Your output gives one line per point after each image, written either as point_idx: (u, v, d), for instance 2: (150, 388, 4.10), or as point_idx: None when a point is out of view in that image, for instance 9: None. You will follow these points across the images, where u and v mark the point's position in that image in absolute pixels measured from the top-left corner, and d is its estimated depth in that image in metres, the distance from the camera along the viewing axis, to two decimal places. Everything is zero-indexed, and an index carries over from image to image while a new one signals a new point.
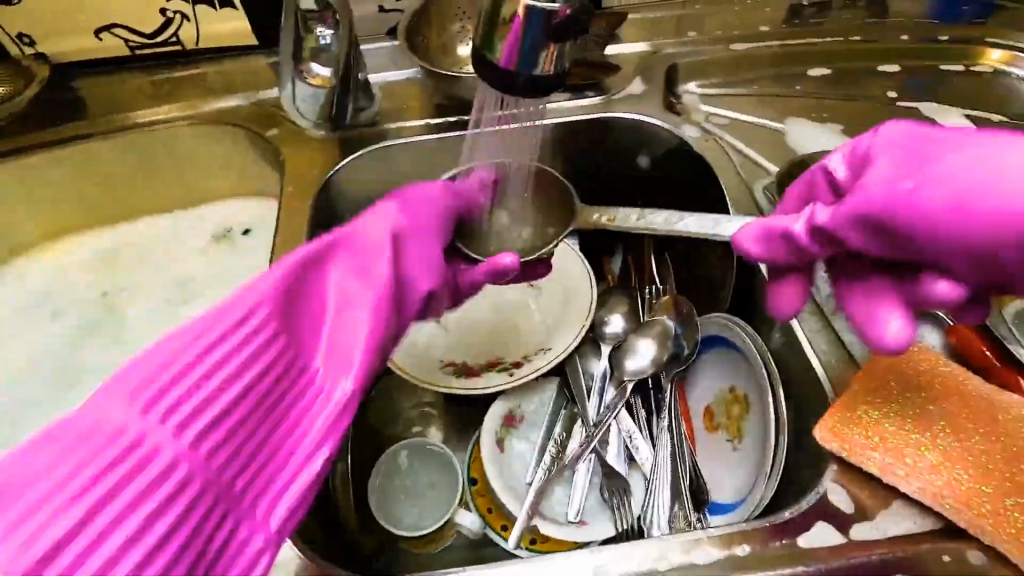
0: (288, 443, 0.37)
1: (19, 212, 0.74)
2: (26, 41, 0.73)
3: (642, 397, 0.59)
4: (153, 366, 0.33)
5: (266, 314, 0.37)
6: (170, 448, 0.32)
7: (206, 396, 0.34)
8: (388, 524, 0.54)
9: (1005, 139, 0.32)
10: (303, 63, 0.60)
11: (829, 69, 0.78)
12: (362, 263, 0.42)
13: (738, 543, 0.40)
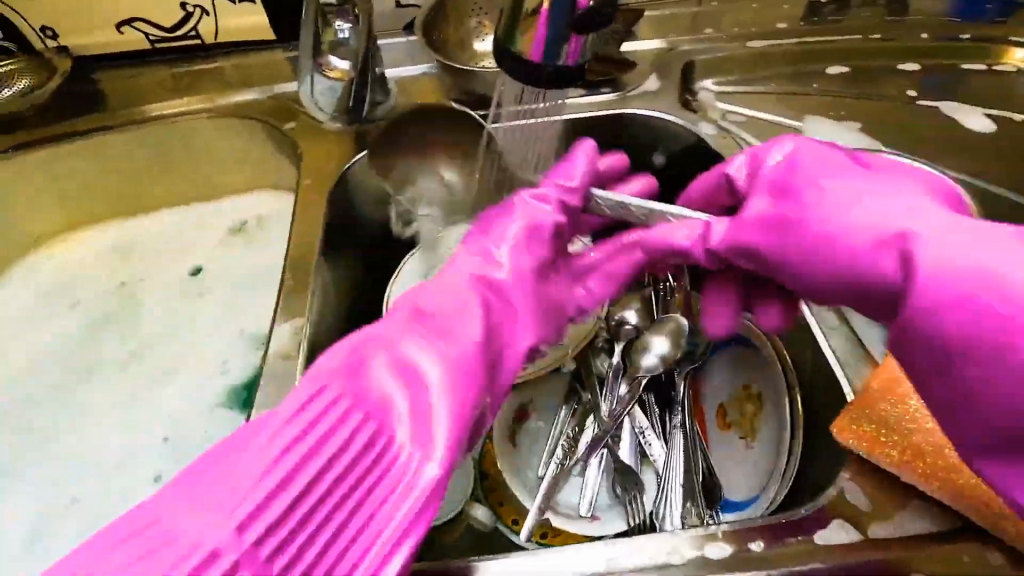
0: (365, 525, 0.36)
1: (40, 202, 0.75)
2: (49, 33, 0.74)
3: (656, 394, 0.59)
4: (234, 482, 0.36)
5: (343, 398, 0.40)
6: (233, 551, 0.33)
7: (284, 493, 0.35)
8: None
9: (870, 189, 0.41)
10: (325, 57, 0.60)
11: (847, 67, 0.77)
12: (444, 333, 0.44)
13: (751, 539, 0.40)
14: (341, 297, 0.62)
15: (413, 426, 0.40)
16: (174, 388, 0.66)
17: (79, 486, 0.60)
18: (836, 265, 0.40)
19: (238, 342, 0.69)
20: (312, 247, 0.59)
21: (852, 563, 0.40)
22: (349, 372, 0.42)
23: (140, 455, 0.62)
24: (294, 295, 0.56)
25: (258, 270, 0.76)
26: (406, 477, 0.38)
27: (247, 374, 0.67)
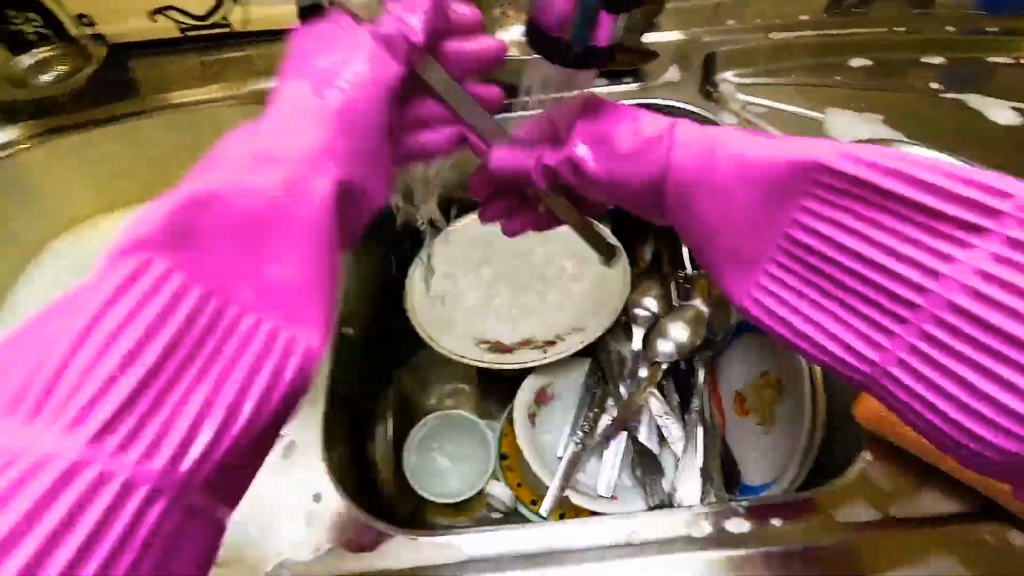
0: (217, 397, 0.31)
1: (75, 185, 0.77)
2: (85, 22, 0.76)
3: (675, 380, 0.59)
4: (27, 372, 0.28)
5: (155, 260, 0.31)
6: (72, 454, 0.27)
7: (102, 382, 0.28)
8: (422, 490, 0.56)
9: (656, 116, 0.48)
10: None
11: (869, 60, 0.77)
12: (283, 181, 0.35)
13: (772, 515, 0.41)
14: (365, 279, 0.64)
15: (258, 290, 0.33)
16: None
17: None
18: (646, 168, 0.45)
19: None
20: None
21: (869, 539, 0.40)
22: (165, 234, 0.32)
23: None
24: None
25: None
26: (256, 336, 0.32)
27: None
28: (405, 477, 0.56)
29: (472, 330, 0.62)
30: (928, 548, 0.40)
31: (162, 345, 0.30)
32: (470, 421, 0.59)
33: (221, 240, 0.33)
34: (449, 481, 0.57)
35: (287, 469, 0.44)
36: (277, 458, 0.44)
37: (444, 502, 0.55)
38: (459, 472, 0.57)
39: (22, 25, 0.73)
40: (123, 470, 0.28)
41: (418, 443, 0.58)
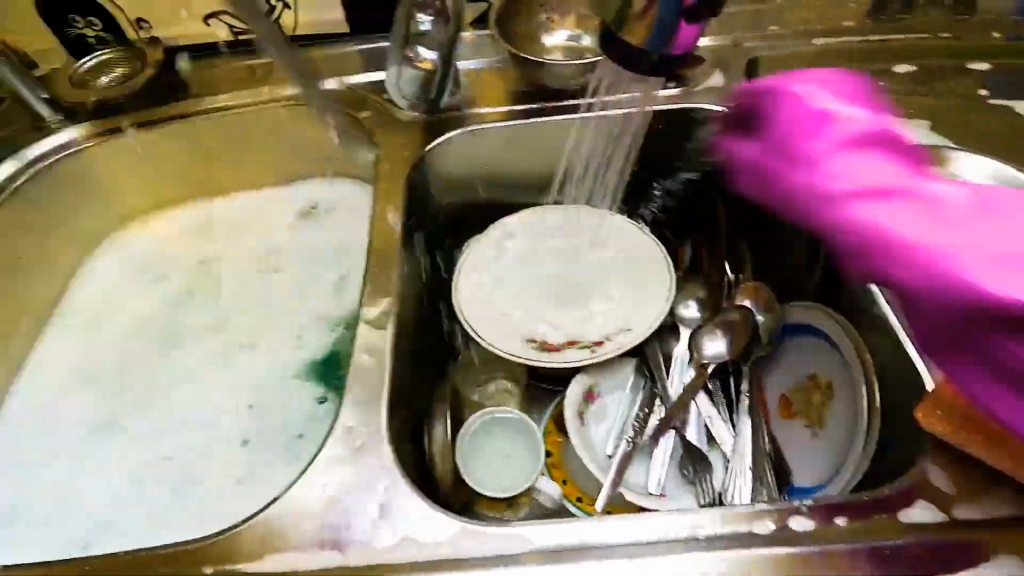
0: None
1: (129, 181, 0.79)
2: (144, 26, 0.80)
3: (721, 381, 0.60)
4: None
5: None
6: None
7: None
8: (476, 484, 0.56)
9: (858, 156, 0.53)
10: (415, 47, 0.64)
11: (914, 65, 0.77)
12: None
13: (836, 515, 0.41)
14: (418, 277, 0.65)
15: None
16: (256, 359, 0.69)
17: (171, 445, 0.63)
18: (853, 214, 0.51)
19: (316, 320, 0.72)
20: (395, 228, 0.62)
21: (934, 540, 0.41)
22: None
23: (229, 420, 0.65)
24: (380, 272, 0.58)
25: (332, 250, 0.78)
26: None
27: (330, 350, 0.69)
28: (458, 473, 0.58)
29: (520, 329, 0.63)
30: (992, 550, 0.40)
31: None
32: (510, 415, 0.60)
33: None
34: (502, 477, 0.58)
35: (357, 459, 0.45)
36: (346, 449, 0.46)
37: (499, 497, 0.56)
38: (509, 466, 0.59)
39: (84, 28, 0.78)
40: None
41: (465, 445, 0.59)
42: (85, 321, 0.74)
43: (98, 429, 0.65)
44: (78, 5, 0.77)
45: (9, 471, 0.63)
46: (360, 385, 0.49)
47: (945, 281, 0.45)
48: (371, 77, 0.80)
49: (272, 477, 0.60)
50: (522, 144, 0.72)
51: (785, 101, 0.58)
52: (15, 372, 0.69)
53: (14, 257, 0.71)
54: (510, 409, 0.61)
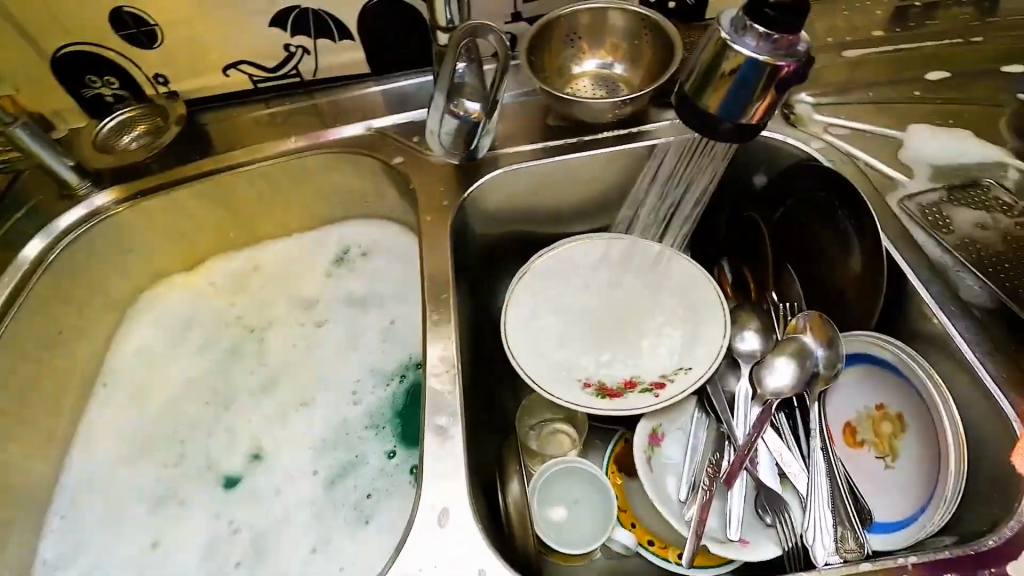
0: None
1: (162, 242, 0.78)
2: (161, 81, 0.77)
3: (787, 413, 0.60)
4: None
5: None
6: None
7: None
8: (564, 546, 0.56)
9: None
10: (458, 100, 0.64)
11: (947, 73, 0.76)
12: None
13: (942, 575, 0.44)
14: (469, 329, 0.64)
15: None
16: (311, 419, 0.69)
17: (239, 514, 0.63)
18: None
19: (367, 374, 0.71)
20: (446, 282, 0.61)
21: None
22: None
23: (293, 485, 0.64)
24: (440, 331, 0.57)
25: (373, 298, 0.78)
26: None
27: (385, 404, 0.69)
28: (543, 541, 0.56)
29: (576, 373, 0.63)
30: None
31: None
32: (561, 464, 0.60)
33: None
34: (577, 529, 0.58)
35: (448, 538, 0.45)
36: (435, 528, 0.46)
37: (589, 549, 0.56)
38: (579, 512, 0.59)
39: (101, 88, 0.76)
40: None
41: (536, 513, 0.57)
42: (132, 388, 0.73)
43: (161, 502, 0.65)
44: (94, 66, 0.74)
45: (78, 550, 0.63)
46: (439, 459, 0.49)
47: None
48: (396, 119, 0.79)
49: (343, 540, 0.60)
50: (561, 180, 0.72)
51: None
52: (68, 447, 0.69)
53: (57, 332, 0.70)
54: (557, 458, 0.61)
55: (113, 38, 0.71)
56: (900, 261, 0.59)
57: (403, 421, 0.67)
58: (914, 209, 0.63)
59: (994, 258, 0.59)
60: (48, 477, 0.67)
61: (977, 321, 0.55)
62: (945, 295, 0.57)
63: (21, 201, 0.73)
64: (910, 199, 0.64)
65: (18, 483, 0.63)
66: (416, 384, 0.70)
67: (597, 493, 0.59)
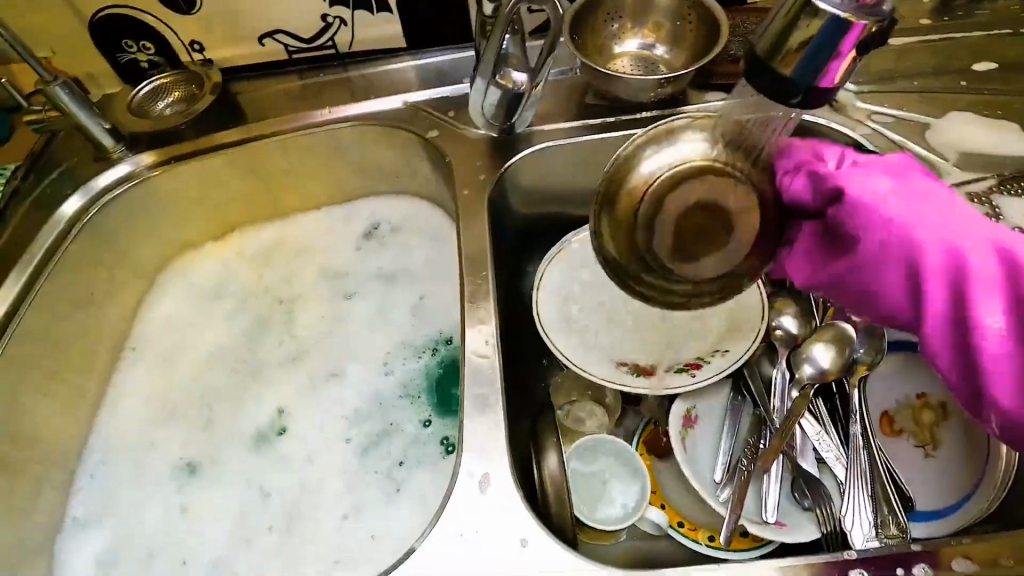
0: None
1: (192, 210, 0.78)
2: (196, 48, 0.77)
3: (824, 398, 0.59)
4: None
5: None
6: None
7: None
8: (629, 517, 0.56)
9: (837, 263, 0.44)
10: (504, 71, 0.63)
11: (995, 63, 0.75)
12: None
13: (999, 554, 0.42)
14: (502, 304, 0.64)
15: None
16: (341, 391, 0.68)
17: (267, 481, 0.63)
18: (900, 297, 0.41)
19: (398, 347, 0.71)
20: (484, 254, 0.60)
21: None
22: None
23: (324, 455, 0.64)
24: (476, 303, 0.57)
25: (404, 273, 0.77)
26: None
27: (416, 377, 0.68)
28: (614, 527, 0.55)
29: (609, 352, 0.62)
30: None
31: None
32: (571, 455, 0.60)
33: None
34: (623, 498, 0.57)
35: (488, 503, 0.45)
36: (476, 493, 0.45)
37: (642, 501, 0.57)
38: (614, 484, 0.58)
39: (137, 53, 0.76)
40: None
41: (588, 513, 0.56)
42: (162, 353, 0.73)
43: (190, 466, 0.65)
44: (131, 30, 0.74)
45: (107, 511, 0.63)
46: (478, 426, 0.48)
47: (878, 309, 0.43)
48: (431, 94, 0.78)
49: (372, 510, 0.60)
50: (599, 158, 0.71)
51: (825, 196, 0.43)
52: (97, 407, 0.69)
53: (89, 294, 0.70)
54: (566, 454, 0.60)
55: (152, 2, 0.71)
56: None
57: (433, 394, 0.67)
58: (962, 196, 0.60)
59: None
60: (79, 436, 0.67)
61: None
62: None
63: (55, 163, 0.73)
64: (963, 182, 0.62)
65: (47, 442, 0.63)
66: (446, 358, 0.69)
67: (612, 458, 0.60)
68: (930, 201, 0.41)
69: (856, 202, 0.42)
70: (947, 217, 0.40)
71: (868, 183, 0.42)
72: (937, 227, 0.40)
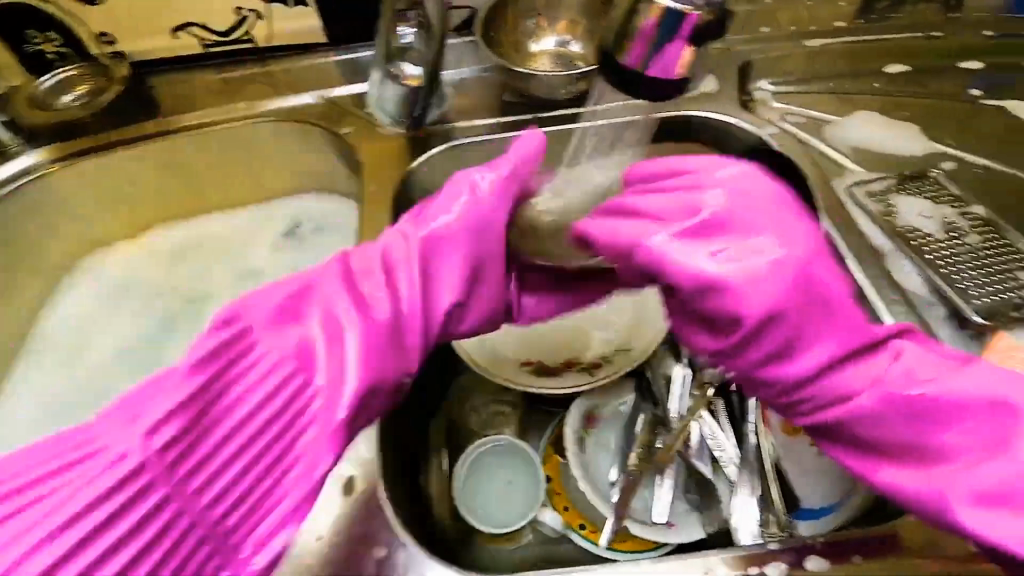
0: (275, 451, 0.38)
1: (100, 209, 0.75)
2: (106, 39, 0.74)
3: (724, 396, 0.57)
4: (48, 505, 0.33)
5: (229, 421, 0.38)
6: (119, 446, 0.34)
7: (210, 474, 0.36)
8: (534, 499, 0.56)
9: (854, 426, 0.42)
10: (400, 63, 0.63)
11: (907, 66, 0.75)
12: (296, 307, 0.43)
13: (852, 552, 0.43)
14: None
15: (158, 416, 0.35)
16: None
17: None
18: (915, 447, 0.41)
19: None
20: None
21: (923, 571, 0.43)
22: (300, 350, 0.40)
23: None
24: None
25: None
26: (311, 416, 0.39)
27: None
28: (525, 515, 0.56)
29: (514, 351, 0.61)
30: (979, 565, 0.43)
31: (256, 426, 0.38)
32: (464, 468, 0.57)
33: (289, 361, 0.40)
34: (520, 488, 0.57)
35: None
36: None
37: (538, 483, 0.57)
38: (509, 479, 0.58)
39: (42, 44, 0.72)
40: (180, 501, 0.35)
41: (500, 517, 0.56)
42: (66, 354, 0.73)
43: None
44: (34, 20, 0.70)
45: None
46: None
47: (908, 451, 0.41)
48: (350, 89, 0.76)
49: None
50: None
51: (763, 373, 0.43)
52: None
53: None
54: (458, 469, 0.57)
55: None
56: (867, 226, 0.59)
57: None
58: (862, 195, 0.61)
59: (935, 246, 0.57)
60: None
61: (936, 311, 0.54)
62: (909, 273, 0.56)
63: None
64: (872, 184, 0.62)
65: None
66: None
67: (499, 458, 0.58)
68: (818, 346, 0.41)
69: (789, 370, 0.42)
70: (796, 340, 0.41)
71: (808, 362, 0.41)
72: (892, 401, 0.40)
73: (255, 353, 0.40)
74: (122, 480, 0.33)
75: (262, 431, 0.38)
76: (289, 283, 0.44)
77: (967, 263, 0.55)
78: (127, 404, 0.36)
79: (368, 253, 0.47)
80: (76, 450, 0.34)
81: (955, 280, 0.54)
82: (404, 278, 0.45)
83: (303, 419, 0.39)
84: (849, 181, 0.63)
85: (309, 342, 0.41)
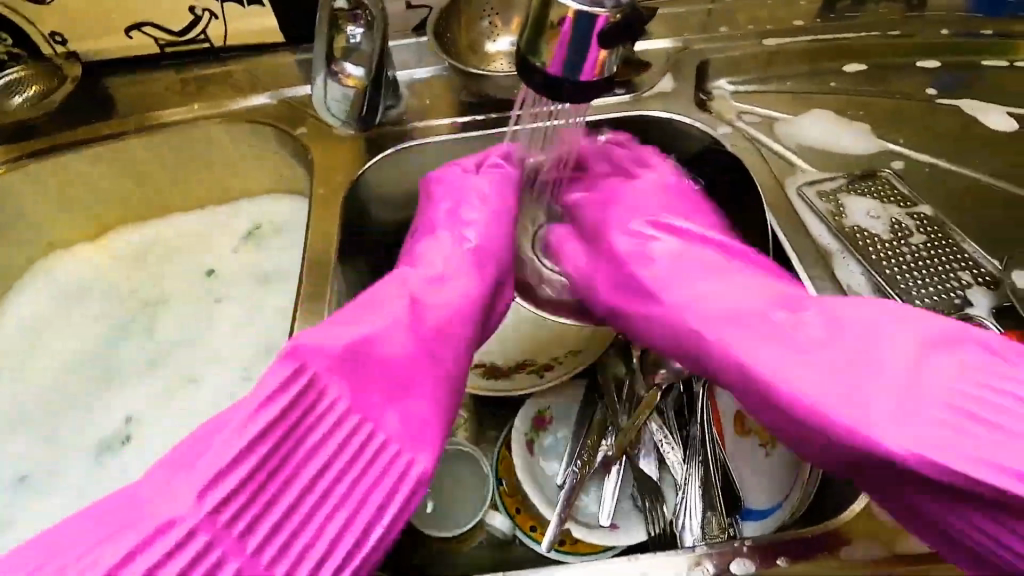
0: (349, 487, 0.41)
1: (55, 212, 0.74)
2: (58, 40, 0.72)
3: (673, 399, 0.59)
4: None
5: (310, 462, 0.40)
6: (191, 518, 0.35)
7: (292, 526, 0.38)
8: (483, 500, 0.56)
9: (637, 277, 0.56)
10: (340, 61, 0.61)
11: (865, 65, 0.75)
12: (359, 345, 0.46)
13: (779, 555, 0.43)
14: None
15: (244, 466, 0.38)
16: (196, 395, 0.70)
17: None
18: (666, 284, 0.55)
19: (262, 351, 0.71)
20: (328, 259, 0.60)
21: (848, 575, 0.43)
22: (361, 381, 0.45)
23: None
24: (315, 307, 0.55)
25: (275, 275, 0.76)
26: (383, 447, 0.44)
27: None
28: (473, 518, 0.55)
29: None
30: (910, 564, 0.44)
31: (329, 468, 0.41)
32: None
33: (368, 388, 0.46)
34: (469, 490, 0.57)
35: None
36: None
37: (488, 483, 0.57)
38: (459, 481, 0.57)
39: None
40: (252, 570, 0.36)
41: (448, 518, 0.55)
42: (16, 357, 0.72)
43: (26, 479, 0.66)
44: None
45: None
46: None
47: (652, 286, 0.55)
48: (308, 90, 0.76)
49: None
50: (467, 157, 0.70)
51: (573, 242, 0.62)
52: None
53: None
54: None
55: None
56: (816, 227, 0.60)
57: None
58: (813, 195, 0.62)
59: (880, 246, 0.59)
60: None
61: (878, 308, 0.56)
62: (853, 275, 0.57)
63: None
64: (820, 186, 0.63)
65: None
66: None
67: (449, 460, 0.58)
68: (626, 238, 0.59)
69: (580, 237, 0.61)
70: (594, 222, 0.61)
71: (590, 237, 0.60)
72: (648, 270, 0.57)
73: (344, 385, 0.45)
74: (196, 553, 0.35)
75: (349, 458, 0.42)
76: (355, 332, 0.47)
77: (911, 263, 0.58)
78: (175, 463, 0.38)
79: (411, 287, 0.53)
80: (128, 517, 0.35)
81: (898, 280, 0.57)
82: (448, 297, 0.53)
83: (392, 439, 0.45)
84: (799, 182, 0.64)
85: (382, 370, 0.47)
